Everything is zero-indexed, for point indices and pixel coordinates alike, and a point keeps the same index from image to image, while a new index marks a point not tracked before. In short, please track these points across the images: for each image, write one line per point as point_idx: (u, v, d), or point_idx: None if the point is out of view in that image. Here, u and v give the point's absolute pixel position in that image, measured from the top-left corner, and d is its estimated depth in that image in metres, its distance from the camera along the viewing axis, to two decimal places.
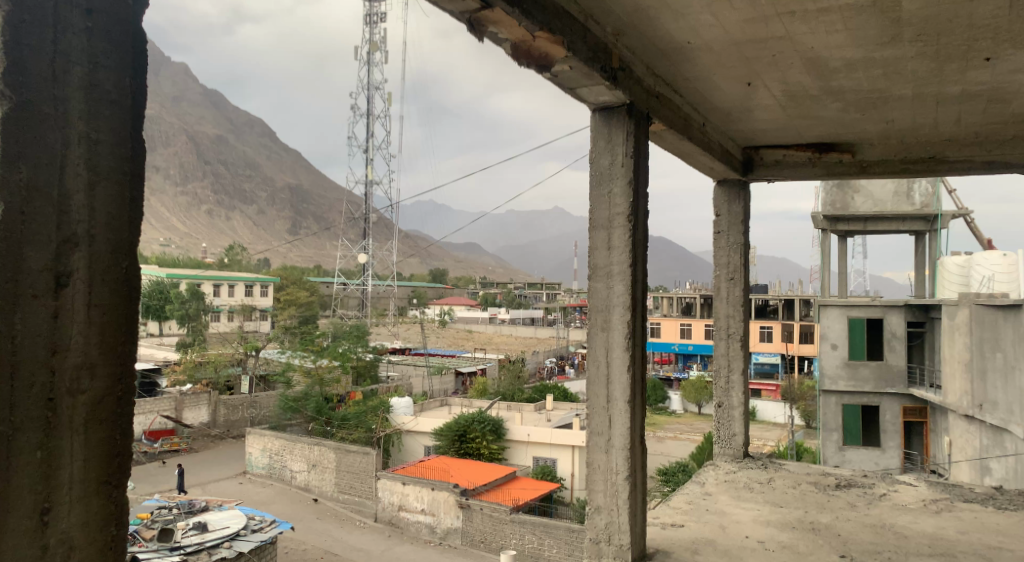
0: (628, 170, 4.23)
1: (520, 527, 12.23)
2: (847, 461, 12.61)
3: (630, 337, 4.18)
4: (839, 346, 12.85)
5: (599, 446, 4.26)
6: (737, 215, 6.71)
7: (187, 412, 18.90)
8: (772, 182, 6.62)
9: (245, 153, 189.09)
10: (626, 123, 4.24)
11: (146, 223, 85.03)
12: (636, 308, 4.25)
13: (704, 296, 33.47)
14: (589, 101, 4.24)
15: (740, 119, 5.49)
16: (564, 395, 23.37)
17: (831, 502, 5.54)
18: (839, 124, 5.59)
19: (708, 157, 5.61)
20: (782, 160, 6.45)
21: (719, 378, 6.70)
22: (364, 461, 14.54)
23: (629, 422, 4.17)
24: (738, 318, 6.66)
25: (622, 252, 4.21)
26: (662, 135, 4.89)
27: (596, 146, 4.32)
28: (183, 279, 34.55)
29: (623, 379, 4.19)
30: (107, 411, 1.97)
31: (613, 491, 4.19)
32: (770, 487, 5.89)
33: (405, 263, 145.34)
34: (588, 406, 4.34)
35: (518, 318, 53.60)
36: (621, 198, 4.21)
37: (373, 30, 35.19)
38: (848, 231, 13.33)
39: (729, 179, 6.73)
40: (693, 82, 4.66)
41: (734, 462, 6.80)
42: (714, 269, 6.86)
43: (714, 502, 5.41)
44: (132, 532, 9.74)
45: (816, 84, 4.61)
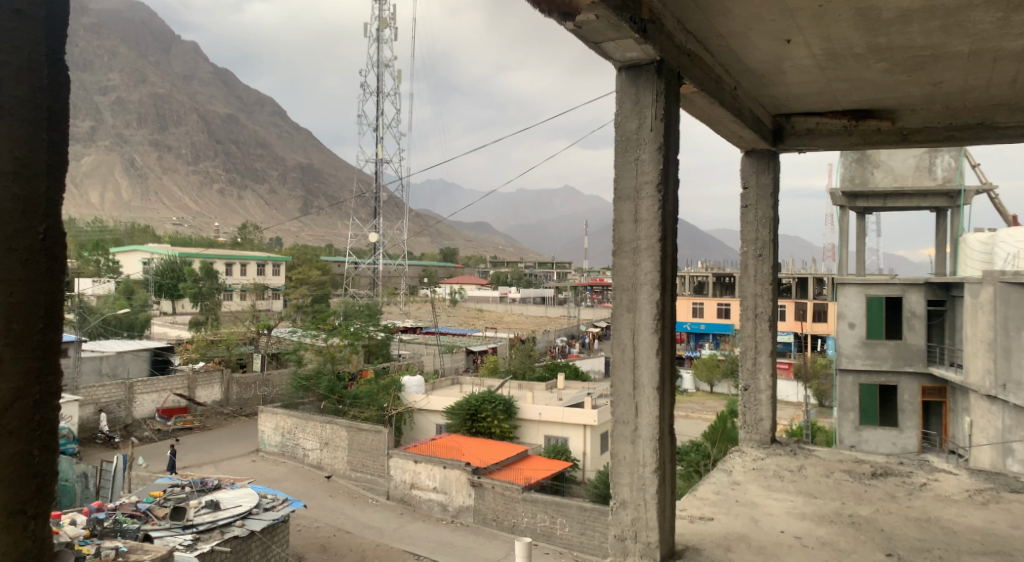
0: (658, 134, 4.02)
1: (531, 506, 12.18)
2: (864, 441, 12.51)
3: (659, 317, 4.01)
4: (856, 325, 12.65)
5: (625, 436, 4.12)
6: (766, 186, 6.49)
7: (200, 390, 18.95)
8: (803, 152, 6.41)
9: (256, 131, 189.13)
10: (655, 83, 4.03)
11: (159, 203, 85.23)
12: (665, 286, 4.08)
13: (716, 274, 33.19)
14: (614, 57, 4.03)
15: (772, 82, 5.27)
16: (575, 374, 23.24)
17: (869, 492, 5.38)
18: (881, 87, 5.35)
19: (738, 124, 5.39)
20: (815, 129, 6.23)
21: (745, 359, 6.57)
22: (376, 439, 14.47)
23: (657, 411, 4.02)
24: (766, 297, 6.49)
25: (650, 226, 4.04)
26: (692, 97, 4.68)
27: (623, 107, 4.10)
28: (195, 258, 34.57)
29: (650, 365, 4.03)
30: (16, 422, 2.18)
31: (640, 485, 4.05)
32: (801, 475, 5.73)
33: (416, 242, 145.43)
34: (613, 394, 4.18)
35: (529, 296, 53.50)
36: (650, 165, 4.03)
37: (383, 7, 34.85)
38: (866, 208, 13.00)
39: (757, 150, 6.48)
40: (728, 39, 4.45)
41: (761, 447, 6.64)
42: (741, 246, 6.67)
43: (744, 493, 5.25)
44: (144, 510, 9.70)
45: (863, 40, 4.40)
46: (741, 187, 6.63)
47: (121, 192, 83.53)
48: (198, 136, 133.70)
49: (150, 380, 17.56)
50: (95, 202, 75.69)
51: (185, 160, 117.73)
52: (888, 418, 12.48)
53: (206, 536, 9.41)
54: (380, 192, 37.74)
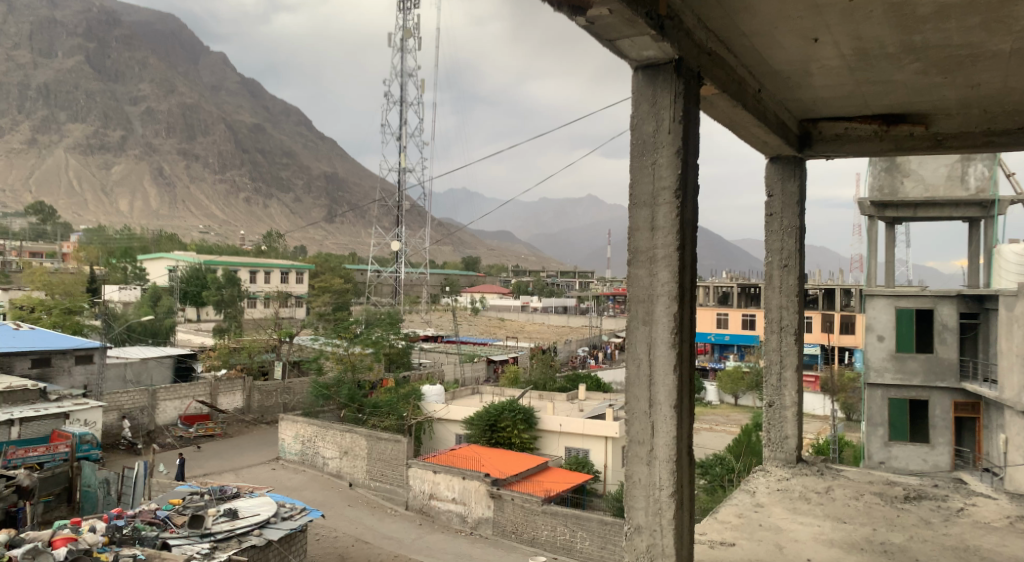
0: (676, 138, 4.12)
1: (552, 518, 12.02)
2: (893, 458, 12.18)
3: (676, 331, 4.11)
4: (885, 338, 12.37)
5: (641, 458, 4.22)
6: (791, 195, 6.36)
7: (222, 398, 19.05)
8: (831, 159, 6.25)
9: (283, 141, 191.43)
10: (674, 84, 4.12)
11: (186, 211, 86.39)
12: (682, 299, 4.17)
13: (741, 285, 32.75)
14: (631, 56, 4.13)
15: (798, 86, 5.17)
16: (597, 385, 22.97)
17: (902, 518, 5.19)
18: (912, 90, 5.21)
19: (762, 128, 5.31)
20: (844, 134, 6.07)
21: (769, 375, 6.40)
22: (395, 449, 14.40)
23: (673, 431, 4.12)
24: (792, 310, 6.33)
25: (667, 235, 4.12)
26: (713, 99, 4.66)
27: (640, 108, 4.19)
28: (219, 265, 34.98)
29: (667, 382, 4.14)
30: None
31: (656, 510, 4.15)
32: (829, 498, 5.54)
33: (439, 250, 145.78)
34: (628, 412, 4.28)
35: (551, 306, 53.25)
36: (667, 170, 4.12)
37: (407, 17, 35.05)
38: (896, 218, 12.71)
39: (782, 157, 6.35)
40: (752, 38, 4.43)
41: (787, 467, 6.47)
42: (765, 256, 6.50)
43: (768, 516, 5.09)
44: (163, 518, 9.68)
45: (895, 39, 4.39)
46: (765, 195, 6.48)
47: (151, 200, 84.84)
48: (225, 145, 135.58)
49: (172, 387, 17.70)
50: (125, 210, 76.87)
51: (212, 169, 119.35)
52: (919, 434, 12.15)
53: (224, 545, 9.36)
54: (403, 202, 37.80)
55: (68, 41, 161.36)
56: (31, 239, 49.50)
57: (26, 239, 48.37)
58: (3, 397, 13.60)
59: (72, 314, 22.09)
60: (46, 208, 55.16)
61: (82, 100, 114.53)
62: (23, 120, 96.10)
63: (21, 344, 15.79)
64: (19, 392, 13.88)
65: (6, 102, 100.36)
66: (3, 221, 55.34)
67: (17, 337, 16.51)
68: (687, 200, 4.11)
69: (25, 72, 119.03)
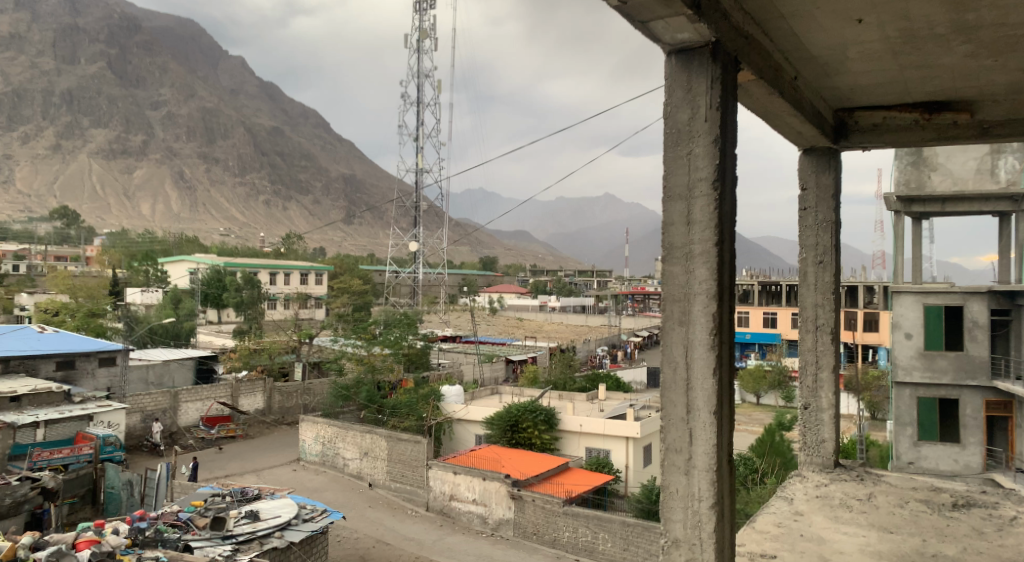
0: (713, 126, 4.20)
1: (573, 520, 11.90)
2: (923, 458, 11.92)
3: (714, 331, 4.18)
4: (913, 335, 12.10)
5: (679, 468, 4.28)
6: (827, 187, 6.48)
7: (243, 399, 19.15)
8: (868, 150, 6.42)
9: (301, 144, 192.84)
10: (710, 69, 4.21)
11: (207, 214, 87.15)
12: (721, 297, 4.24)
13: (762, 283, 32.33)
14: (664, 40, 4.24)
15: (836, 72, 5.31)
16: (617, 385, 22.78)
17: (951, 528, 5.23)
18: (959, 75, 5.40)
19: (797, 117, 5.47)
20: (882, 123, 6.28)
21: (805, 376, 6.48)
22: (415, 450, 14.34)
23: (713, 439, 4.18)
24: (828, 308, 6.41)
25: (704, 230, 4.21)
26: (750, 86, 4.76)
27: (675, 95, 4.29)
28: (239, 267, 35.24)
29: (706, 387, 4.21)
30: None
31: (696, 522, 4.20)
32: (872, 506, 5.58)
33: (457, 251, 145.96)
34: (665, 419, 4.35)
35: (569, 306, 53.06)
36: (704, 161, 4.21)
37: (423, 18, 35.10)
38: (924, 213, 12.43)
39: (817, 149, 6.48)
40: (789, 21, 4.56)
41: (824, 472, 6.58)
42: (800, 252, 6.61)
43: (809, 525, 5.12)
44: (185, 520, 9.66)
45: (947, 19, 4.54)
46: (800, 188, 6.63)
47: (172, 204, 85.72)
48: (244, 148, 136.79)
49: (194, 389, 17.82)
50: (147, 214, 77.68)
51: (232, 172, 120.40)
52: (949, 434, 11.88)
53: (245, 547, 9.34)
54: (421, 202, 37.85)
55: (91, 48, 163.85)
56: (56, 243, 50.23)
57: (50, 244, 49.00)
58: (28, 399, 13.76)
59: (96, 316, 22.35)
60: (69, 212, 55.95)
61: (104, 106, 115.96)
62: (47, 126, 97.60)
63: (46, 346, 15.97)
64: (44, 395, 14.03)
65: (30, 109, 101.85)
66: (29, 226, 56.27)
67: (42, 339, 16.71)
68: (723, 192, 4.19)
69: (50, 78, 121.06)
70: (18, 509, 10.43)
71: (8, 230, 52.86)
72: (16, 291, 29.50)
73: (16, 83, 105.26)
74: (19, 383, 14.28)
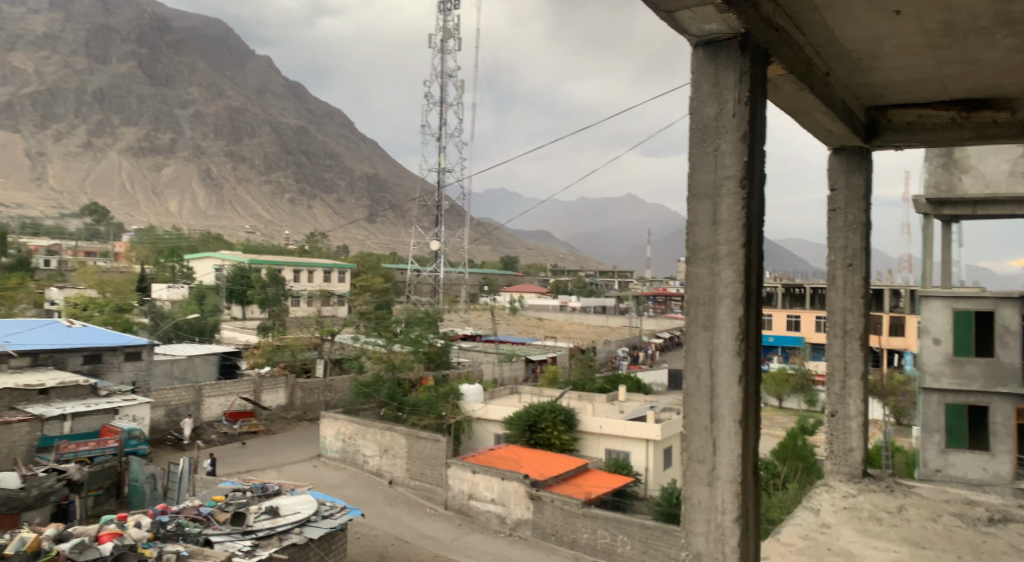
0: (741, 121, 4.12)
1: (592, 522, 11.81)
2: (951, 466, 11.63)
3: (739, 335, 4.11)
4: (942, 340, 11.83)
5: (702, 479, 4.21)
6: (856, 187, 6.42)
7: (266, 395, 19.31)
8: (901, 149, 6.35)
9: (325, 143, 194.39)
10: (738, 61, 4.13)
11: (233, 212, 88.19)
12: (748, 300, 4.16)
13: (785, 285, 31.71)
14: (691, 31, 4.17)
15: (870, 67, 5.21)
16: (637, 386, 22.60)
17: (986, 544, 5.11)
18: (1001, 70, 5.27)
19: (829, 114, 5.39)
20: (917, 121, 6.19)
21: (833, 382, 6.46)
22: (435, 448, 14.34)
23: (737, 449, 4.11)
24: (857, 312, 6.35)
25: (731, 231, 4.14)
26: (780, 81, 4.69)
27: (701, 89, 4.22)
28: (264, 264, 35.59)
29: (731, 395, 4.14)
30: None
31: (719, 535, 4.12)
32: (902, 519, 5.50)
33: (478, 251, 146.33)
34: (687, 428, 4.29)
35: (590, 306, 52.90)
36: (731, 158, 4.14)
37: (447, 17, 35.12)
38: (954, 216, 12.22)
39: (847, 148, 6.43)
40: (820, 15, 4.48)
41: (851, 481, 6.50)
42: (829, 255, 6.57)
43: (836, 538, 5.04)
44: (206, 515, 9.73)
45: (990, 10, 4.41)
46: (829, 189, 6.56)
47: (199, 202, 86.90)
48: (270, 146, 138.15)
49: (217, 384, 17.98)
50: (174, 211, 78.79)
51: (257, 170, 121.74)
52: (978, 441, 11.53)
53: (265, 543, 9.37)
54: (443, 202, 37.88)
55: (121, 47, 166.58)
56: (86, 239, 51.11)
57: (80, 239, 49.86)
58: (56, 392, 13.93)
59: (122, 312, 22.68)
60: (99, 208, 56.88)
61: (134, 104, 117.82)
62: (79, 124, 99.35)
63: (74, 341, 16.19)
64: (71, 388, 14.22)
65: (63, 107, 103.73)
66: (60, 222, 57.32)
67: (70, 333, 16.94)
68: (751, 191, 4.12)
69: (81, 76, 123.34)
70: (44, 500, 10.59)
71: (40, 226, 53.91)
72: (46, 286, 30.03)
73: (49, 82, 107.32)
74: (47, 376, 14.47)
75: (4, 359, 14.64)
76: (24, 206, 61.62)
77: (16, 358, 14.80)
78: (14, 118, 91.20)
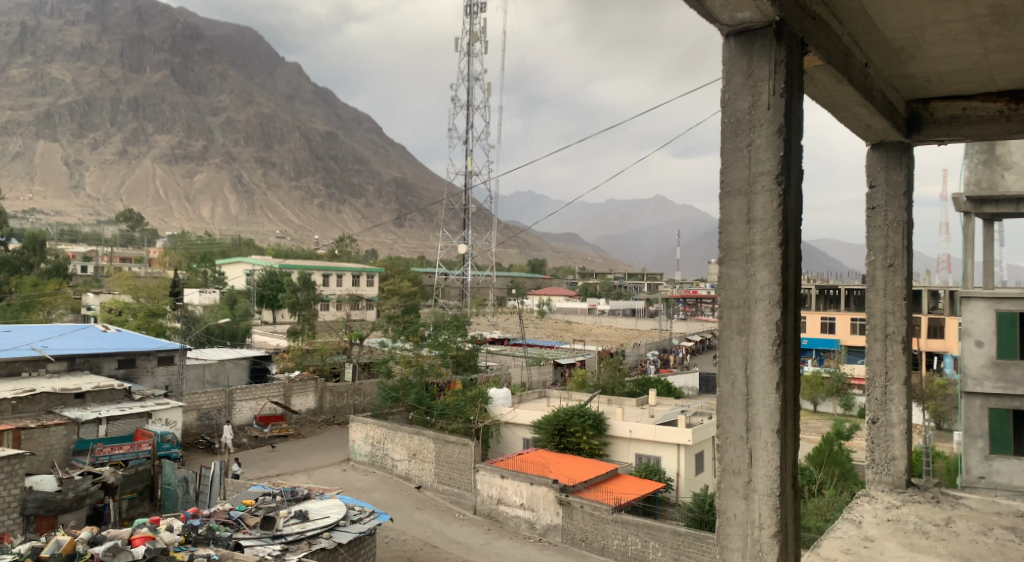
0: (776, 114, 4.00)
1: (623, 527, 11.64)
2: (995, 472, 11.18)
3: (777, 341, 3.98)
4: (984, 343, 11.50)
5: (737, 492, 4.09)
6: (897, 184, 6.26)
7: (296, 398, 19.46)
8: (944, 143, 6.20)
9: (354, 148, 196.41)
10: (773, 50, 4.01)
11: (264, 217, 89.45)
12: (785, 303, 4.04)
13: (819, 286, 30.99)
14: (722, 21, 4.06)
15: (912, 56, 5.08)
16: (667, 390, 22.33)
17: None
18: None
19: (868, 107, 5.24)
20: (961, 114, 6.05)
21: (874, 388, 6.33)
22: (463, 452, 14.28)
23: (775, 461, 3.99)
24: (898, 314, 6.19)
25: (767, 231, 4.02)
26: (817, 73, 4.55)
27: (733, 81, 4.12)
28: (294, 269, 35.99)
29: (768, 404, 4.02)
30: None
31: (756, 550, 4.01)
32: (950, 533, 5.33)
33: (506, 254, 146.60)
34: (722, 438, 4.17)
35: (619, 309, 52.60)
36: (766, 153, 4.03)
37: (474, 21, 35.19)
38: (996, 214, 11.88)
39: (887, 143, 6.28)
40: (862, 3, 4.36)
41: (894, 491, 6.34)
42: (868, 255, 6.41)
43: (880, 552, 4.89)
44: (236, 518, 9.79)
45: None
46: (868, 186, 6.40)
47: (230, 207, 88.36)
48: (299, 152, 139.95)
49: (248, 388, 18.18)
50: (207, 217, 80.24)
51: (288, 176, 123.44)
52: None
53: (294, 547, 9.39)
54: (470, 205, 37.91)
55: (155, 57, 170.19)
56: (122, 246, 52.24)
57: (116, 246, 50.96)
58: (91, 396, 14.19)
59: (155, 316, 23.04)
60: (134, 215, 58.08)
61: (168, 113, 120.30)
62: (115, 133, 101.69)
63: (109, 345, 16.48)
64: (107, 392, 14.47)
65: (99, 117, 106.25)
66: (97, 229, 58.66)
67: (106, 338, 17.27)
68: (787, 187, 4.00)
69: (117, 86, 126.23)
70: (80, 503, 10.80)
71: (78, 233, 55.23)
72: (83, 291, 30.73)
73: (87, 93, 110.12)
74: (83, 380, 14.74)
75: (42, 363, 14.95)
76: (62, 213, 63.15)
77: (54, 363, 15.10)
78: (54, 128, 93.66)
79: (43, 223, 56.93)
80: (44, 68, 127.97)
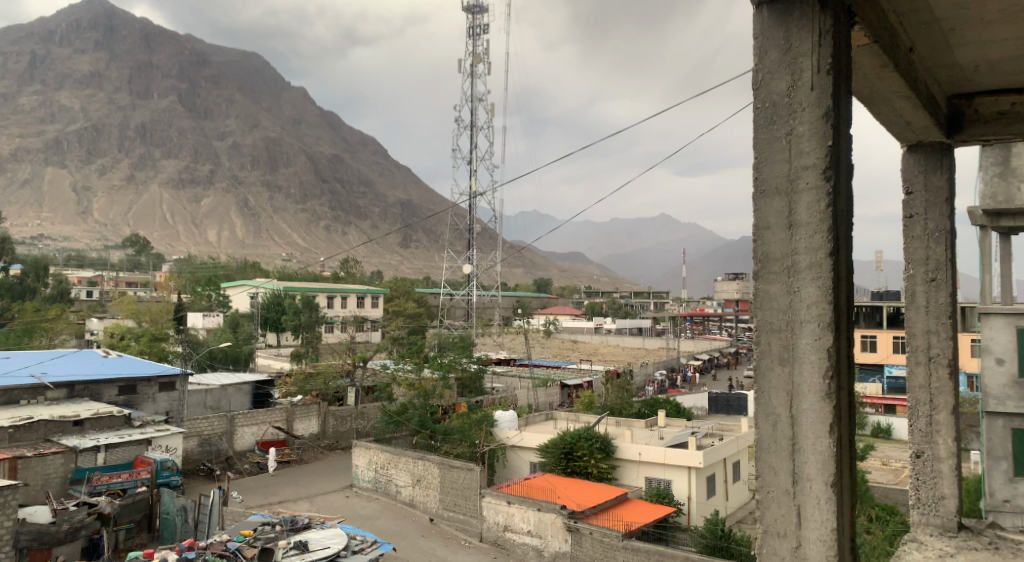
0: (820, 95, 3.78)
1: (632, 554, 11.13)
2: (1020, 496, 10.62)
3: (826, 373, 3.72)
4: (1005, 361, 11.20)
5: (785, 557, 3.79)
6: (937, 189, 6.00)
7: (298, 423, 19.08)
8: (988, 141, 5.93)
9: (360, 172, 197.80)
10: (816, 22, 3.80)
11: (269, 241, 89.66)
12: (837, 328, 3.77)
13: None
14: None
15: (963, 40, 4.83)
16: (677, 410, 21.78)
17: None
18: None
19: (910, 99, 5.00)
20: (1009, 110, 5.79)
21: (919, 418, 6.12)
22: (468, 478, 13.87)
23: (829, 520, 3.68)
24: (942, 337, 5.99)
25: (813, 238, 3.77)
26: (862, 55, 4.30)
27: (769, 58, 3.90)
28: (298, 291, 35.74)
29: (818, 450, 3.73)
30: None
31: None
32: None
33: (511, 275, 146.66)
34: (763, 493, 3.88)
35: (625, 328, 52.18)
36: (810, 146, 3.80)
37: (476, 42, 35.33)
38: (1012, 227, 11.65)
39: (924, 144, 6.03)
40: None
41: (945, 534, 6.09)
42: (908, 269, 6.17)
43: None
44: (234, 550, 9.38)
45: None
46: (905, 192, 6.14)
47: (236, 231, 88.95)
48: (306, 176, 140.80)
49: (250, 413, 17.84)
50: (214, 242, 80.59)
51: (294, 200, 124.04)
52: None
53: None
54: (474, 226, 37.63)
55: (163, 83, 172.21)
56: (127, 270, 52.31)
57: (123, 271, 50.94)
58: (90, 423, 13.88)
59: (157, 341, 22.74)
60: (139, 240, 58.27)
61: (176, 139, 121.34)
62: (122, 158, 102.53)
63: (109, 371, 16.21)
64: (106, 419, 14.15)
65: (107, 143, 107.25)
66: (104, 254, 58.77)
67: (106, 364, 16.98)
68: (834, 184, 3.76)
69: (125, 113, 127.67)
70: (75, 535, 10.46)
71: (85, 258, 55.39)
72: (86, 317, 30.53)
73: (95, 120, 111.45)
74: (82, 407, 14.43)
75: (40, 391, 14.65)
76: (70, 239, 63.49)
77: (53, 390, 14.79)
78: (62, 154, 94.64)
79: (50, 249, 57.15)
80: (54, 95, 129.54)
